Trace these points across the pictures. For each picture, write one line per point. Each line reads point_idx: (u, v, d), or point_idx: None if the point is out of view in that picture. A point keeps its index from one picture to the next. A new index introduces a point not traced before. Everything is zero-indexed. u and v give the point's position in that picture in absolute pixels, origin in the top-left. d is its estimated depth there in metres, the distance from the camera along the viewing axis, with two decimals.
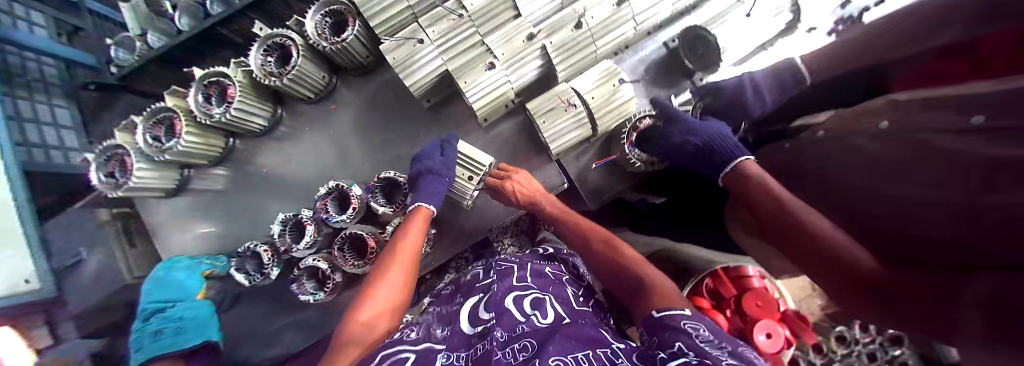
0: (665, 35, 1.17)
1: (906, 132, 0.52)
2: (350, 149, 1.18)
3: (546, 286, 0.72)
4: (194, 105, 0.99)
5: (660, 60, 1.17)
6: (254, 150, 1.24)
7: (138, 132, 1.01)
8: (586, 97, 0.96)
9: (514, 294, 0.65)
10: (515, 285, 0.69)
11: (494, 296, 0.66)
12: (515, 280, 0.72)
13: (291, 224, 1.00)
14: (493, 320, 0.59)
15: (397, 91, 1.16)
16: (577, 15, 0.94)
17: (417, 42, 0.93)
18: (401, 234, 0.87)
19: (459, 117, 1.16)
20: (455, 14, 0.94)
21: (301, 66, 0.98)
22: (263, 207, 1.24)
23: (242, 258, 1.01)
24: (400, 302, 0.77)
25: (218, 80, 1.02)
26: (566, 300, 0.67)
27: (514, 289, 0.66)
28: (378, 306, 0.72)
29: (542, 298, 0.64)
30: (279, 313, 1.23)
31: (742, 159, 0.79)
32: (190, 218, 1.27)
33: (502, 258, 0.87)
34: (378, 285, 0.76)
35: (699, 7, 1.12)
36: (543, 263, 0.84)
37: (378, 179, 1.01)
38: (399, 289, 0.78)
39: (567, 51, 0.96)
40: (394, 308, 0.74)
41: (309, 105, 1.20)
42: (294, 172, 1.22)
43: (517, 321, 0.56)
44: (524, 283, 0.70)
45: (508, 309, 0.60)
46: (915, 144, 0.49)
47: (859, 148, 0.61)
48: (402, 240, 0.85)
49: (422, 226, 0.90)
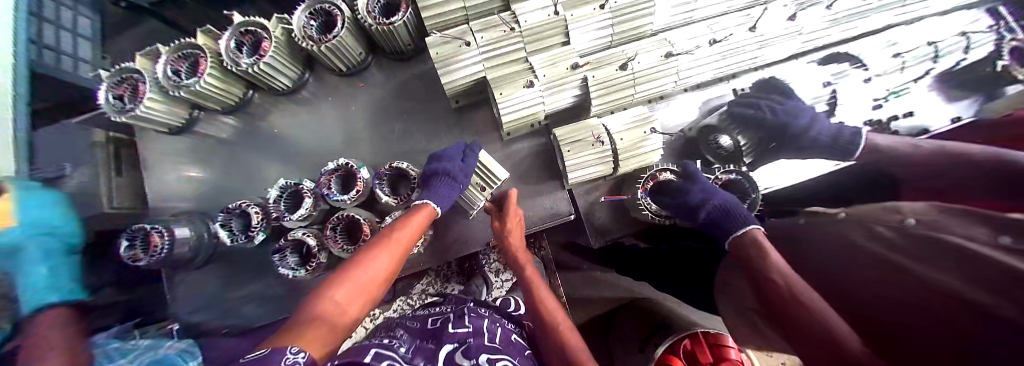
0: (701, 96, 1.18)
1: (930, 232, 0.55)
2: (366, 129, 1.16)
3: (512, 351, 0.72)
4: (224, 51, 0.96)
5: (673, 143, 1.18)
6: (271, 108, 1.22)
7: (160, 62, 0.98)
8: (615, 137, 0.96)
9: (485, 355, 0.64)
10: (487, 345, 0.69)
11: (469, 349, 0.66)
12: (487, 339, 0.72)
13: (289, 191, 0.97)
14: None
15: (429, 85, 1.16)
16: (625, 57, 0.96)
17: (464, 43, 0.93)
18: (399, 226, 0.81)
19: (483, 125, 1.15)
20: (508, 26, 0.94)
21: (342, 37, 0.96)
22: (261, 167, 1.20)
23: (229, 215, 0.96)
24: (375, 295, 0.71)
25: (255, 31, 1.00)
26: None
27: (485, 350, 0.66)
28: (356, 294, 0.66)
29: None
30: (253, 279, 1.17)
31: (752, 227, 0.82)
32: (187, 160, 1.22)
33: (474, 306, 0.90)
34: (363, 268, 0.70)
35: (737, 76, 1.19)
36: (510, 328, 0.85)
37: (389, 167, 0.98)
38: (383, 275, 0.73)
39: (606, 88, 0.96)
40: (368, 300, 0.69)
41: (338, 77, 1.19)
42: (304, 140, 1.19)
43: None
44: (494, 345, 0.71)
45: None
46: (941, 247, 0.51)
47: (881, 240, 0.62)
48: (398, 233, 0.79)
49: (422, 223, 0.86)
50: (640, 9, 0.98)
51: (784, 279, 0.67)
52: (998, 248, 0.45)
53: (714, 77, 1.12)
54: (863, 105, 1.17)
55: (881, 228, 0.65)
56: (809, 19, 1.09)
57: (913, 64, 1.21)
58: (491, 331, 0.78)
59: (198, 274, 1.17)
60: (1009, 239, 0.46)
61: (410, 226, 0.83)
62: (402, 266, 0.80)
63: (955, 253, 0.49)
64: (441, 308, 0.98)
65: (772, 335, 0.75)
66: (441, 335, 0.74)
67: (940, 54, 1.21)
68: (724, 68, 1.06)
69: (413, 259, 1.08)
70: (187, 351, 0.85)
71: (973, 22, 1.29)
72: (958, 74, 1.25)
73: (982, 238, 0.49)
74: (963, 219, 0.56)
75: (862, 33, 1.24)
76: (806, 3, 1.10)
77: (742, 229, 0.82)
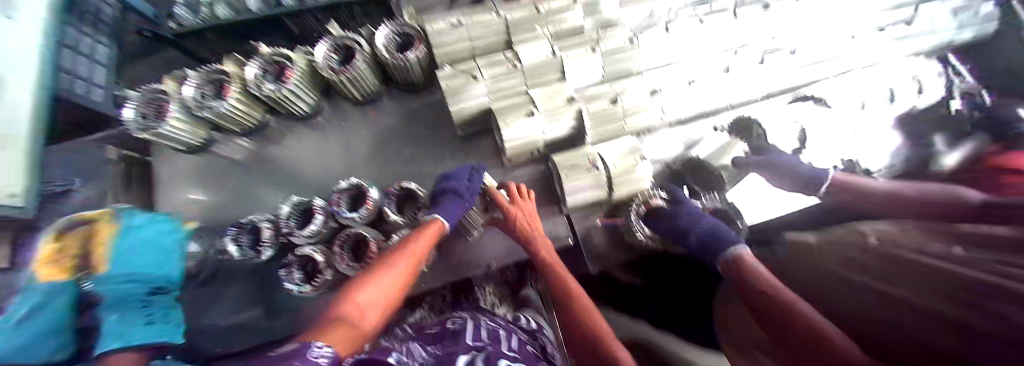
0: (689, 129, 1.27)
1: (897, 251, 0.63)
2: (374, 153, 1.23)
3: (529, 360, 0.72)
4: (250, 77, 1.05)
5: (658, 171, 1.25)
6: (286, 131, 1.29)
7: (190, 86, 1.05)
8: (610, 164, 1.05)
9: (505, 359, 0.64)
10: (506, 352, 0.69)
11: (489, 353, 0.66)
12: (505, 347, 0.72)
13: (301, 207, 1.03)
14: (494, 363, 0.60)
15: (437, 113, 1.26)
16: (614, 93, 1.09)
17: (472, 77, 1.03)
18: (415, 240, 0.86)
19: (487, 153, 1.24)
20: (511, 64, 1.06)
21: (362, 70, 1.06)
22: (268, 188, 1.24)
23: (239, 230, 1.00)
24: (389, 307, 0.72)
25: (279, 60, 1.09)
26: None
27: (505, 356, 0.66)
28: (375, 299, 0.68)
29: None
30: (248, 302, 1.15)
31: (736, 247, 0.88)
32: (196, 181, 1.26)
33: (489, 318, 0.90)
34: (382, 277, 0.73)
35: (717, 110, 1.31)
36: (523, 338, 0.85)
37: (399, 186, 1.06)
38: (400, 286, 0.75)
39: (599, 119, 1.08)
40: (386, 309, 0.70)
41: (352, 105, 1.27)
42: (315, 163, 1.24)
43: None
44: (511, 352, 0.71)
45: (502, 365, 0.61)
46: (907, 262, 0.59)
47: (855, 259, 0.70)
48: (414, 247, 0.84)
49: (434, 237, 0.90)
50: (626, 53, 1.12)
51: (809, 321, 0.60)
52: (945, 257, 0.54)
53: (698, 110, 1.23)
54: (832, 141, 1.30)
55: (853, 251, 0.72)
56: (773, 66, 1.26)
57: (868, 106, 1.36)
58: (507, 341, 0.78)
59: (197, 294, 1.16)
60: (963, 251, 0.54)
61: (418, 240, 0.86)
62: (416, 279, 0.82)
63: (915, 265, 0.57)
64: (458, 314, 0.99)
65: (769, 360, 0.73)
66: (459, 340, 0.74)
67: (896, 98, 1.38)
68: (699, 106, 1.22)
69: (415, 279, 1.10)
70: None
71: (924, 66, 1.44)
72: (914, 115, 1.41)
73: (941, 249, 0.57)
74: (924, 239, 0.64)
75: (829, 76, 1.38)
76: (771, 50, 1.27)
77: (727, 252, 0.89)
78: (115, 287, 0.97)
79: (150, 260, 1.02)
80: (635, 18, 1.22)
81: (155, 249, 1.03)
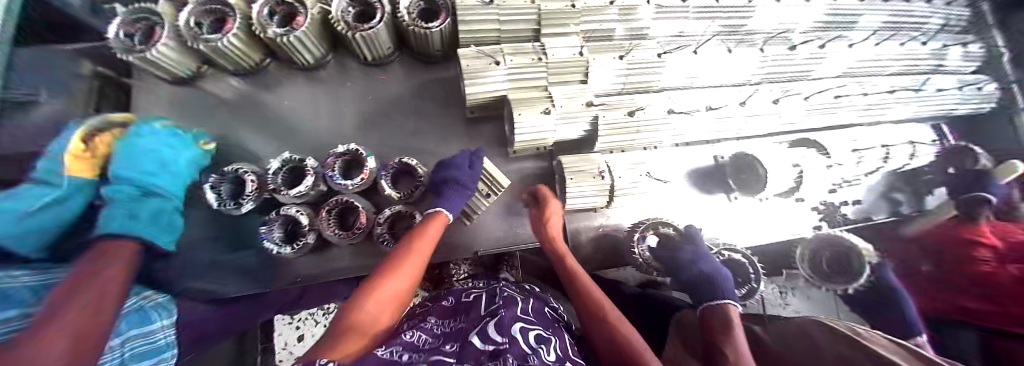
0: (718, 149, 1.19)
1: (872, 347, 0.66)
2: (370, 120, 1.12)
3: (546, 325, 0.71)
4: (256, 16, 0.94)
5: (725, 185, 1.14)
6: (281, 82, 1.12)
7: (185, 11, 0.93)
8: (615, 176, 1.04)
9: (519, 325, 0.63)
10: (520, 316, 0.68)
11: (502, 320, 0.63)
12: (520, 312, 0.72)
13: (291, 166, 0.91)
14: (507, 344, 0.52)
15: (448, 89, 1.17)
16: (633, 105, 1.06)
17: (494, 62, 1.01)
18: (415, 239, 0.79)
19: (495, 139, 1.17)
20: (536, 56, 1.05)
21: (378, 31, 0.98)
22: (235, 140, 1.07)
23: (221, 178, 0.88)
24: (406, 296, 0.71)
25: (289, 4, 0.98)
26: (563, 342, 0.65)
27: (518, 319, 0.66)
28: (390, 297, 0.66)
29: (544, 335, 0.63)
30: None
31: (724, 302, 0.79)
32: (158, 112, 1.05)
33: (504, 286, 0.93)
34: (385, 281, 0.67)
35: (741, 140, 1.21)
36: (541, 303, 0.87)
37: (397, 161, 0.98)
38: (406, 284, 0.71)
39: (612, 129, 1.05)
40: (399, 306, 0.70)
41: (360, 65, 1.16)
42: (307, 119, 1.10)
43: (527, 351, 0.49)
44: (527, 317, 0.70)
45: (518, 338, 0.56)
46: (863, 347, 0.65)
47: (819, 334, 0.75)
48: (415, 246, 0.77)
49: (435, 234, 0.83)
50: (636, 54, 1.10)
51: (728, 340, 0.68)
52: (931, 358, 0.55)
53: (723, 134, 1.16)
54: (852, 175, 1.24)
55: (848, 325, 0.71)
56: (789, 100, 1.18)
57: (886, 168, 1.27)
58: (521, 302, 0.79)
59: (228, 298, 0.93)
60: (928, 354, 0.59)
61: (422, 232, 0.81)
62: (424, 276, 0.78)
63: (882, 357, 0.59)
64: (474, 287, 0.99)
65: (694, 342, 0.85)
66: (471, 314, 0.78)
67: (919, 152, 1.29)
68: (695, 152, 1.16)
69: (370, 264, 0.96)
70: (161, 306, 0.71)
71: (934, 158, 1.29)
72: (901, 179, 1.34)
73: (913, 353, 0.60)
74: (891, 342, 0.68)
75: (831, 125, 1.29)
76: (787, 92, 1.19)
77: (715, 301, 0.80)
78: (139, 172, 0.75)
79: (152, 164, 0.77)
80: (666, 32, 1.17)
81: (159, 160, 0.79)
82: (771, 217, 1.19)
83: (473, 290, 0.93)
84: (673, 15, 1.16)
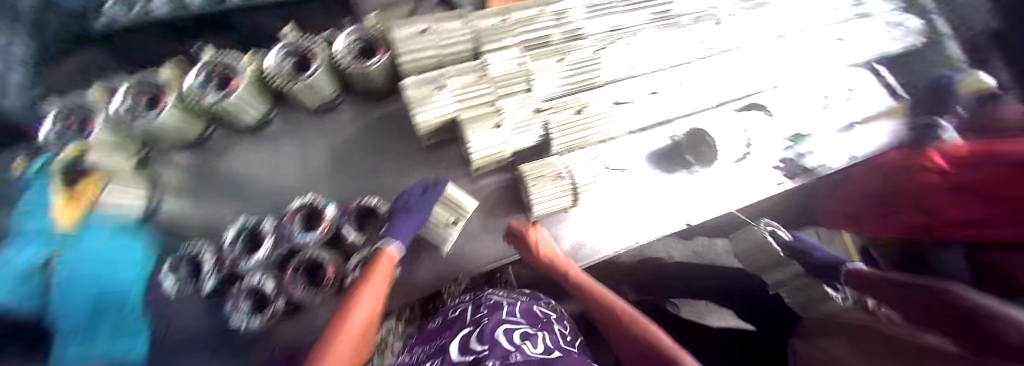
0: (671, 129, 1.23)
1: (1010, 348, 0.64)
2: (331, 167, 1.12)
3: (535, 322, 0.82)
4: (189, 87, 0.94)
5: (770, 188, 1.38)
6: (232, 145, 1.12)
7: (116, 98, 0.93)
8: (575, 174, 1.05)
9: (505, 327, 0.72)
10: (506, 319, 0.77)
11: (484, 329, 0.72)
12: (506, 314, 0.80)
13: (248, 232, 0.92)
14: (486, 351, 0.62)
15: (400, 122, 1.19)
16: (579, 104, 1.10)
17: (438, 88, 1.03)
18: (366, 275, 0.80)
19: (458, 162, 1.19)
20: (479, 74, 1.07)
21: (317, 78, 0.99)
22: (190, 211, 1.04)
23: (178, 261, 0.89)
24: (375, 319, 0.76)
25: (226, 70, 1.00)
26: (551, 337, 0.77)
27: (505, 322, 0.75)
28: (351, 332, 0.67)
29: (529, 333, 0.73)
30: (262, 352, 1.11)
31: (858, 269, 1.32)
32: None
33: (491, 293, 0.97)
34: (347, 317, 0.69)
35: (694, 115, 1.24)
36: (533, 303, 0.95)
37: (355, 204, 1.01)
38: (369, 319, 0.73)
39: (565, 130, 1.08)
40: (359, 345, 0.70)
41: (309, 117, 1.17)
42: (265, 176, 1.10)
43: (509, 349, 0.61)
44: (514, 318, 0.79)
45: (500, 341, 0.65)
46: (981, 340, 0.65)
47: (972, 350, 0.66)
48: (366, 283, 0.77)
49: (387, 267, 0.84)
50: (571, 54, 1.15)
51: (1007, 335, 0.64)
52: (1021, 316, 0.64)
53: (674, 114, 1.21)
54: (801, 128, 1.28)
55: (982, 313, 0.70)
56: (721, 75, 1.26)
57: (834, 117, 1.33)
58: (509, 307, 0.86)
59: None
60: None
61: (372, 269, 0.81)
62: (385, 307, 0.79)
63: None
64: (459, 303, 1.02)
65: (920, 333, 0.85)
66: (457, 326, 0.83)
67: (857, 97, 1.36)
68: (648, 138, 1.21)
69: None
70: None
71: (887, 107, 1.37)
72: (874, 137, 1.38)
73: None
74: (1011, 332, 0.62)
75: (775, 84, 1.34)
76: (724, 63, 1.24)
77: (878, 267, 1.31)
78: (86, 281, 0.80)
79: (94, 273, 0.82)
80: (601, 27, 1.19)
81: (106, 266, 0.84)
82: (739, 183, 1.21)
83: (459, 308, 0.94)
84: (603, 12, 1.20)
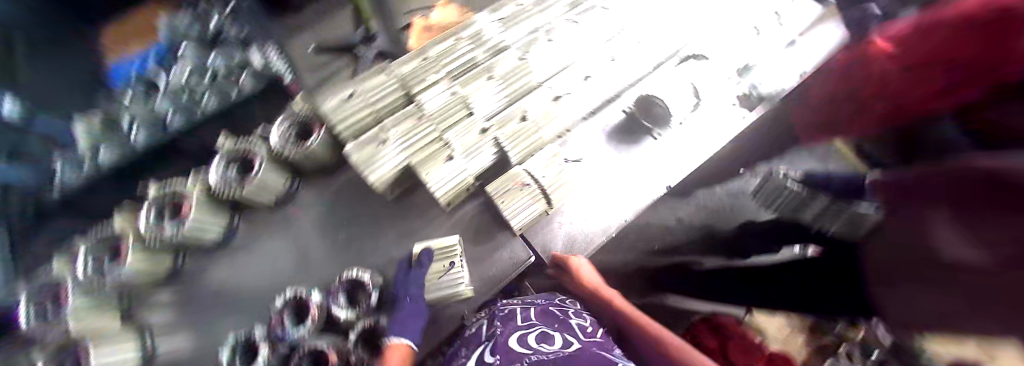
0: (622, 102, 1.24)
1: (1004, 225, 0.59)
2: (309, 252, 1.11)
3: (551, 323, 0.82)
4: (143, 226, 0.94)
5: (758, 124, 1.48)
6: (209, 265, 1.12)
7: (80, 259, 0.93)
8: (539, 178, 1.04)
9: (519, 333, 0.72)
10: (520, 326, 0.77)
11: (498, 339, 0.70)
12: (519, 321, 0.80)
13: (242, 345, 0.91)
14: (501, 355, 0.61)
15: (361, 185, 1.19)
16: (521, 112, 1.10)
17: (380, 143, 1.03)
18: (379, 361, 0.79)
19: (430, 203, 1.19)
20: (416, 117, 1.08)
21: (260, 177, 1.01)
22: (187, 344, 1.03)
23: None
24: None
25: (174, 196, 1.00)
26: (570, 333, 0.76)
27: (519, 330, 0.74)
28: None
29: (547, 334, 0.73)
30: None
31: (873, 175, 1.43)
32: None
33: (502, 308, 0.95)
34: None
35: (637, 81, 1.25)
36: (547, 307, 0.95)
37: (342, 280, 0.99)
38: None
39: (514, 139, 1.07)
40: None
41: (272, 211, 1.17)
42: (249, 283, 1.09)
43: (529, 348, 0.61)
44: (528, 323, 0.79)
45: (514, 345, 0.64)
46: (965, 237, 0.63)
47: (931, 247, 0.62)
48: None
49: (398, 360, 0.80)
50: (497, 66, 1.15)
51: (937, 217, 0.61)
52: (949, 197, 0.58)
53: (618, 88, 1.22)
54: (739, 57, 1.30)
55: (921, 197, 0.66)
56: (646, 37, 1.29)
57: (766, 36, 1.35)
58: (520, 317, 0.85)
59: None
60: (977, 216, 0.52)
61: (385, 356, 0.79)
62: None
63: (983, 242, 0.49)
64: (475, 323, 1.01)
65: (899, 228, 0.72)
66: (470, 347, 0.80)
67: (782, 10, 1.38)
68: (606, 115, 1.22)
69: None
70: None
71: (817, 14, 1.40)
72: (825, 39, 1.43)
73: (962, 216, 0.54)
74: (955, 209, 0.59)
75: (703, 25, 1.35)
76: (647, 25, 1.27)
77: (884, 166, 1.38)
78: None
79: None
80: (519, 33, 1.21)
81: None
82: (702, 129, 1.20)
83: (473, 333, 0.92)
84: (516, 20, 1.22)
